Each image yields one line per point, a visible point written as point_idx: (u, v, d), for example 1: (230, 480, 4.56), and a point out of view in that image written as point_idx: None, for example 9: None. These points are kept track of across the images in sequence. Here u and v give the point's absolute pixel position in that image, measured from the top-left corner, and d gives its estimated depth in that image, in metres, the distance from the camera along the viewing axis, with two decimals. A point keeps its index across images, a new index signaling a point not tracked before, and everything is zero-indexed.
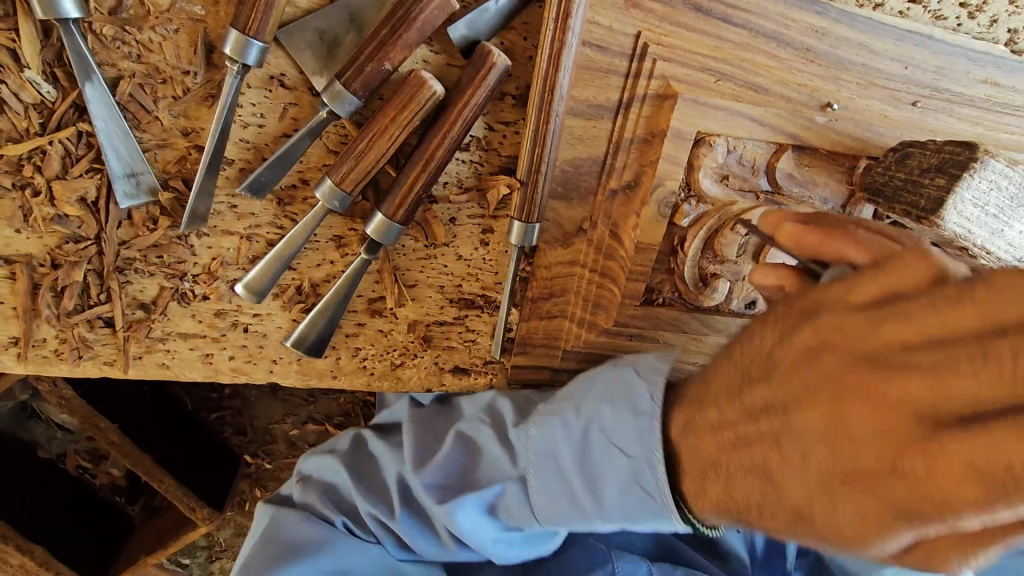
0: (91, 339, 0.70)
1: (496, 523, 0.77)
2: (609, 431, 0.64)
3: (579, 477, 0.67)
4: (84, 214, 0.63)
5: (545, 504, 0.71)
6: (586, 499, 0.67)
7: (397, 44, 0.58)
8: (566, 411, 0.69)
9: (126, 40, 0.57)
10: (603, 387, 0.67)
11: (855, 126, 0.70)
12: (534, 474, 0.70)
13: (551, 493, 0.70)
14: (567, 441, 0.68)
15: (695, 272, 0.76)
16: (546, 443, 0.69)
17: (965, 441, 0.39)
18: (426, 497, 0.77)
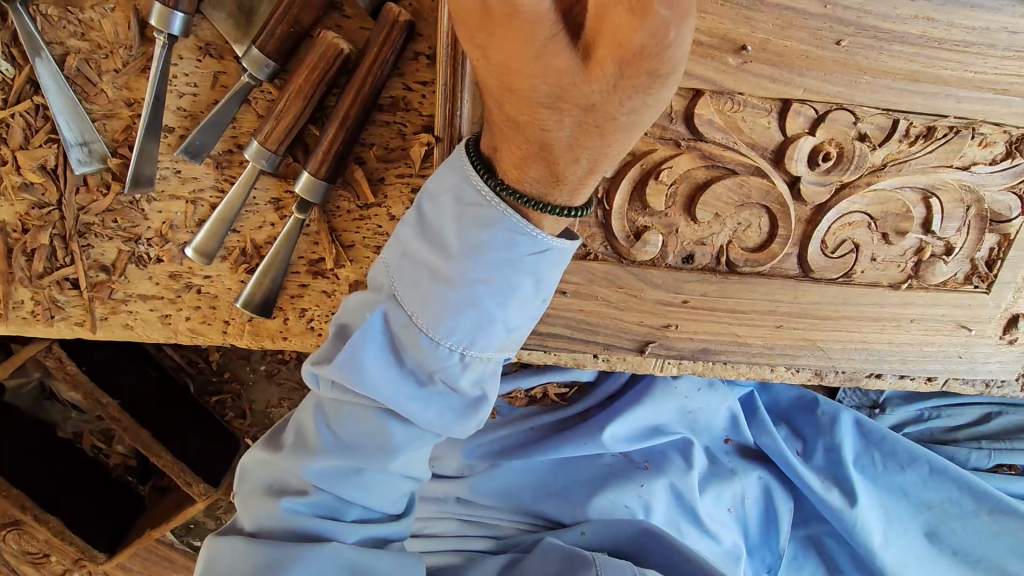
0: (61, 301, 0.77)
1: (438, 391, 0.64)
2: (462, 233, 0.58)
3: (483, 276, 0.58)
4: (46, 181, 0.70)
5: (466, 335, 0.60)
6: (501, 286, 0.59)
7: (304, 6, 0.63)
8: (437, 231, 0.60)
9: (71, 19, 0.64)
10: (445, 200, 0.59)
11: (773, 68, 0.70)
12: (435, 314, 0.60)
13: (485, 329, 0.60)
14: (484, 232, 0.57)
15: (626, 225, 0.76)
16: (432, 265, 0.60)
17: (596, 126, 0.50)
18: (383, 391, 0.63)
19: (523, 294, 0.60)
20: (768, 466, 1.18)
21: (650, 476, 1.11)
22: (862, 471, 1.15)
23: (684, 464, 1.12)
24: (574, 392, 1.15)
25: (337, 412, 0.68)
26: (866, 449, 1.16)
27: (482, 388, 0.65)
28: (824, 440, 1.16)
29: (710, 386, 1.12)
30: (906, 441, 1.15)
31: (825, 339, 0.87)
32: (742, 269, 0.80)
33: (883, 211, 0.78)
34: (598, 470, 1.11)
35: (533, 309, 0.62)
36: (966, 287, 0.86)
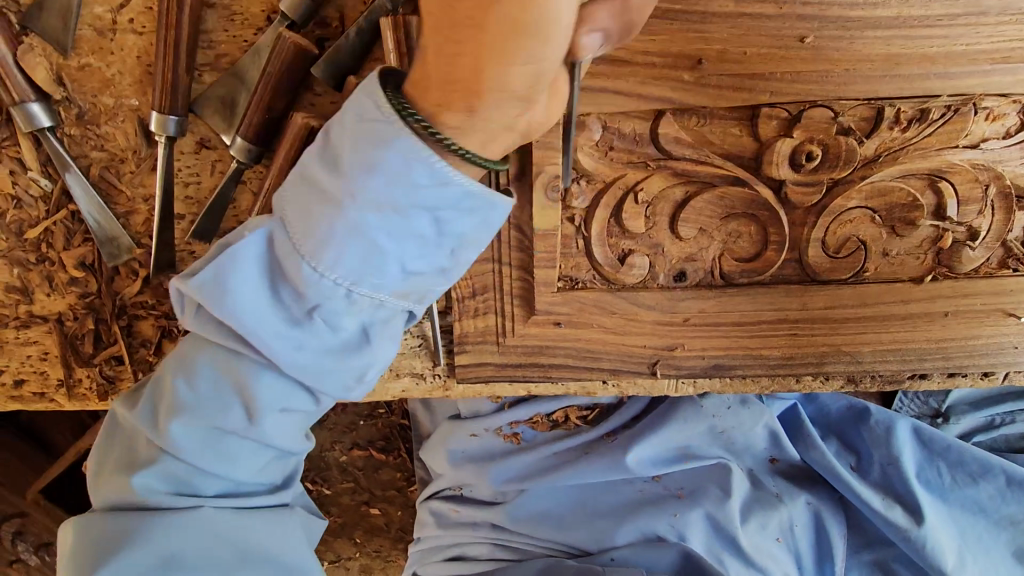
0: (111, 376, 0.87)
1: (320, 334, 0.61)
2: (358, 149, 0.55)
3: (365, 200, 0.55)
4: (87, 274, 0.81)
5: (354, 269, 0.58)
6: (393, 219, 0.56)
7: (273, 93, 0.69)
8: (333, 147, 0.58)
9: (91, 135, 0.74)
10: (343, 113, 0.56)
11: (734, 76, 0.68)
12: (319, 238, 0.58)
13: (369, 269, 0.58)
14: (387, 161, 0.54)
15: (609, 250, 0.76)
16: (319, 179, 0.58)
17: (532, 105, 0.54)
18: (257, 323, 0.60)
19: (410, 230, 0.57)
20: (818, 491, 1.13)
21: (685, 506, 1.08)
22: (928, 484, 1.09)
23: (723, 494, 1.08)
24: (596, 414, 1.15)
25: (194, 365, 0.66)
26: (930, 460, 1.10)
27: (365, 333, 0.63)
28: (880, 453, 1.10)
29: (740, 403, 1.10)
30: (975, 449, 1.09)
31: (850, 344, 0.82)
32: (739, 281, 0.78)
33: (886, 203, 0.73)
34: (629, 498, 1.11)
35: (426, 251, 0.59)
36: (1004, 273, 0.78)
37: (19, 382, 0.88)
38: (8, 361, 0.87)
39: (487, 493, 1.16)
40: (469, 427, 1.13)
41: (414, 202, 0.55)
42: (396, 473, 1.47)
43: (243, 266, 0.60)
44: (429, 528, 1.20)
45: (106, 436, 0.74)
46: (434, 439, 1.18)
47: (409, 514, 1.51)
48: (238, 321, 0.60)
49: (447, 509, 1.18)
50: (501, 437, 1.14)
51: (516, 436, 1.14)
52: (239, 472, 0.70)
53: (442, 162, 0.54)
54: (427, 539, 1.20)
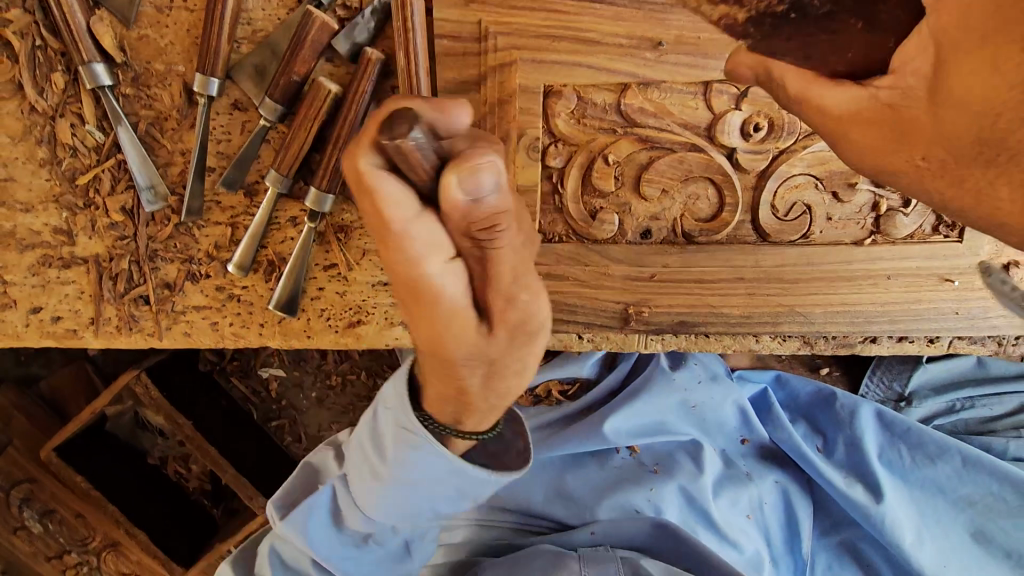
0: (137, 315, 0.97)
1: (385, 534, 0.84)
2: (394, 453, 0.69)
3: (408, 483, 0.72)
4: (125, 218, 0.92)
5: (404, 514, 0.77)
6: (433, 493, 0.73)
7: (298, 60, 0.81)
8: (378, 451, 0.73)
9: (142, 95, 0.87)
10: (386, 418, 0.70)
11: (688, 56, 0.80)
12: (377, 506, 0.77)
13: (408, 507, 0.76)
14: (423, 466, 0.68)
15: (583, 208, 0.86)
16: (374, 476, 0.74)
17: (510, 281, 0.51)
18: (337, 492, 0.84)
19: (459, 507, 0.78)
20: (785, 471, 1.20)
21: (661, 480, 1.13)
22: (891, 466, 1.15)
23: (694, 466, 1.14)
24: (578, 389, 1.23)
25: (287, 495, 0.89)
26: (892, 442, 1.15)
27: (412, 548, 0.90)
28: (844, 434, 1.17)
29: (709, 378, 1.18)
30: (934, 432, 1.14)
31: (803, 304, 0.90)
32: (699, 240, 0.87)
33: (827, 170, 0.84)
34: (608, 472, 1.16)
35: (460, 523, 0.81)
36: (936, 237, 0.88)
37: (54, 318, 0.98)
38: (48, 299, 0.97)
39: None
40: None
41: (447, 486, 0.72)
42: None
43: (318, 505, 0.84)
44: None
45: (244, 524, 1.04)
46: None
47: None
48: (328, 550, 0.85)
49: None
50: None
51: None
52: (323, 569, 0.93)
53: (455, 457, 0.67)
54: None
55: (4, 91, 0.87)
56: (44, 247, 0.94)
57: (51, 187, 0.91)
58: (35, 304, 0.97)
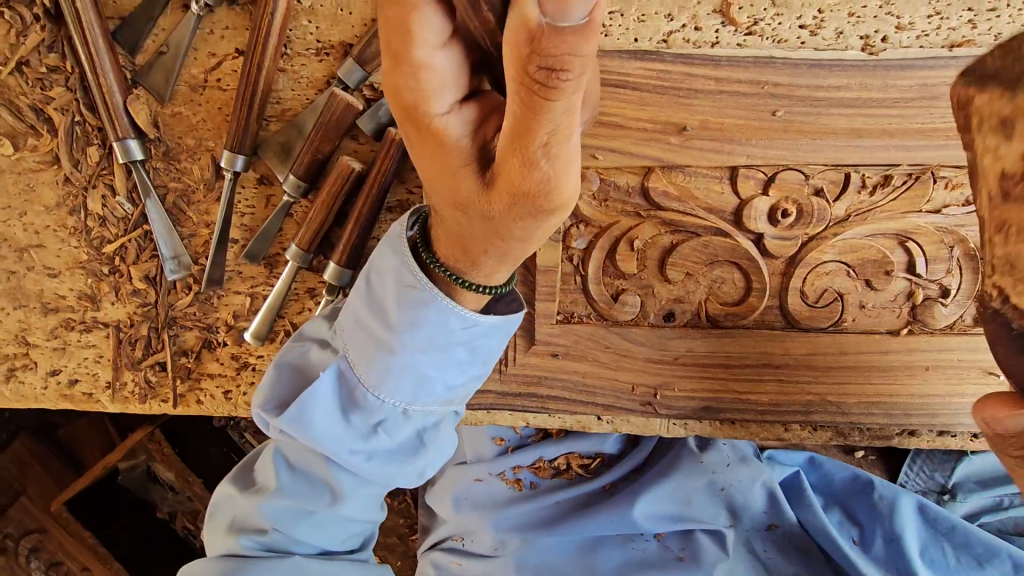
0: (152, 381, 0.97)
1: (378, 446, 0.79)
2: (398, 312, 0.70)
3: (405, 347, 0.71)
4: (147, 286, 0.93)
5: (404, 393, 0.75)
6: (435, 356, 0.72)
7: (323, 139, 0.82)
8: (374, 307, 0.73)
9: (173, 169, 0.89)
10: (383, 276, 0.71)
11: (712, 140, 0.79)
12: (375, 374, 0.74)
13: (459, 365, 0.74)
14: (436, 327, 0.70)
15: (604, 290, 0.84)
16: (375, 331, 0.73)
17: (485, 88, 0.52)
18: (321, 404, 0.77)
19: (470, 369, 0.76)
20: (810, 563, 1.12)
21: (688, 570, 1.10)
22: (932, 564, 1.06)
23: (720, 552, 1.10)
24: (597, 464, 1.17)
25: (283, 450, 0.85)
26: (935, 539, 1.08)
27: (420, 448, 0.80)
28: (883, 528, 1.09)
29: (738, 459, 1.13)
30: (981, 531, 1.07)
31: (835, 394, 0.86)
32: (724, 324, 0.84)
33: (859, 258, 0.80)
34: (630, 554, 1.13)
35: (464, 375, 0.76)
36: (977, 330, 0.82)
37: (72, 380, 0.98)
38: (67, 361, 0.98)
39: (491, 544, 1.16)
40: (475, 472, 1.16)
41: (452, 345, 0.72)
42: (400, 519, 1.55)
43: (316, 396, 0.77)
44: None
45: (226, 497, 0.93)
46: (439, 485, 1.20)
47: (409, 561, 1.56)
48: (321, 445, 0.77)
49: (451, 556, 1.19)
50: (505, 482, 1.16)
51: (519, 483, 1.16)
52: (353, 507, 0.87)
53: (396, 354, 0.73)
54: None
55: (43, 161, 0.90)
56: (67, 310, 0.96)
57: (78, 254, 0.93)
58: (54, 366, 0.98)
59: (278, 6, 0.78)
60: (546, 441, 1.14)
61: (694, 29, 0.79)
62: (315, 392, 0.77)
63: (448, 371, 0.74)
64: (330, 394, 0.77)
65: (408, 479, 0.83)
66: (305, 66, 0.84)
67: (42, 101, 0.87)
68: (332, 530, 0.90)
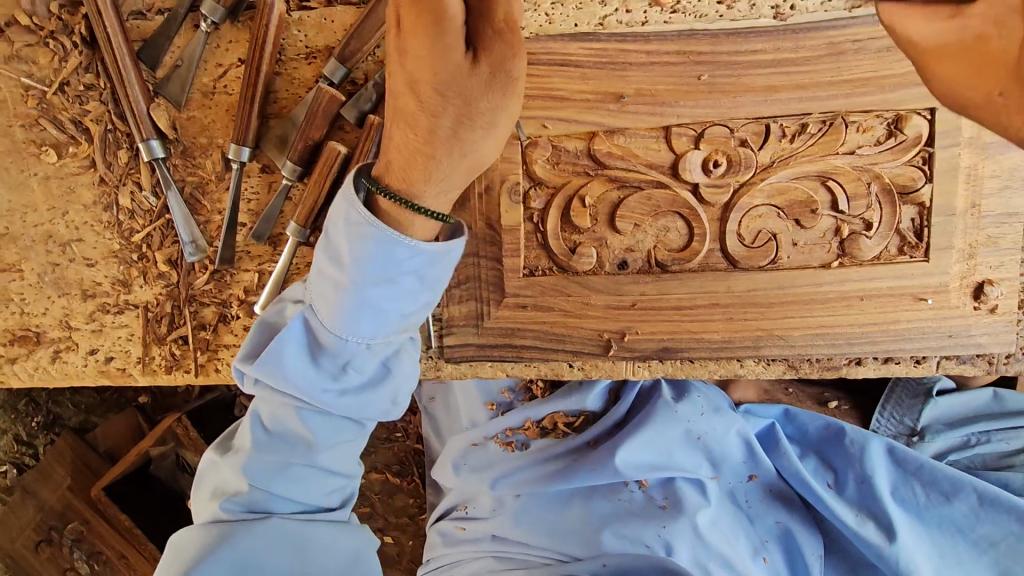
0: (176, 354, 1.10)
1: (347, 381, 0.87)
2: (352, 246, 0.78)
3: (360, 280, 0.79)
4: (171, 269, 1.07)
5: (365, 330, 0.83)
6: (389, 284, 0.80)
7: (313, 128, 0.95)
8: (335, 249, 0.81)
9: (190, 165, 1.04)
10: (336, 218, 0.80)
11: (646, 105, 0.90)
12: (339, 316, 0.82)
13: (409, 294, 0.82)
14: (386, 250, 0.77)
15: (563, 244, 0.95)
16: (336, 272, 0.81)
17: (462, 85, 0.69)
18: (294, 349, 0.86)
19: (421, 303, 0.84)
20: (791, 510, 1.19)
21: (671, 517, 1.15)
22: (903, 503, 1.13)
23: (701, 497, 1.17)
24: (582, 423, 1.26)
25: (264, 408, 0.91)
26: (905, 479, 1.14)
27: (386, 377, 0.88)
28: (854, 470, 1.16)
29: (713, 410, 1.20)
30: (948, 468, 1.12)
31: (780, 328, 0.94)
32: (673, 269, 0.94)
33: (787, 200, 0.90)
34: (619, 506, 1.19)
35: (416, 300, 0.83)
36: (902, 258, 0.90)
37: (108, 358, 1.12)
38: (103, 341, 1.12)
39: (490, 505, 1.25)
40: (469, 437, 1.26)
41: (404, 273, 0.80)
42: (410, 498, 1.63)
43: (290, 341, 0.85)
44: (440, 548, 1.30)
45: (201, 481, 0.99)
46: (441, 452, 1.30)
47: (420, 541, 1.64)
48: (298, 386, 0.85)
49: (456, 520, 1.28)
50: (498, 444, 1.25)
51: (510, 445, 1.24)
52: (326, 460, 0.93)
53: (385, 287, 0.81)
54: (437, 557, 1.30)
55: (82, 166, 1.05)
56: (103, 295, 1.10)
57: (112, 244, 1.08)
58: (93, 346, 1.12)
59: (271, 18, 0.93)
60: (530, 403, 1.22)
61: (626, 11, 0.91)
62: (284, 338, 0.85)
63: (401, 299, 0.82)
64: (295, 340, 0.86)
65: (379, 411, 0.90)
66: (297, 69, 0.99)
67: (81, 115, 1.03)
68: (315, 484, 0.95)
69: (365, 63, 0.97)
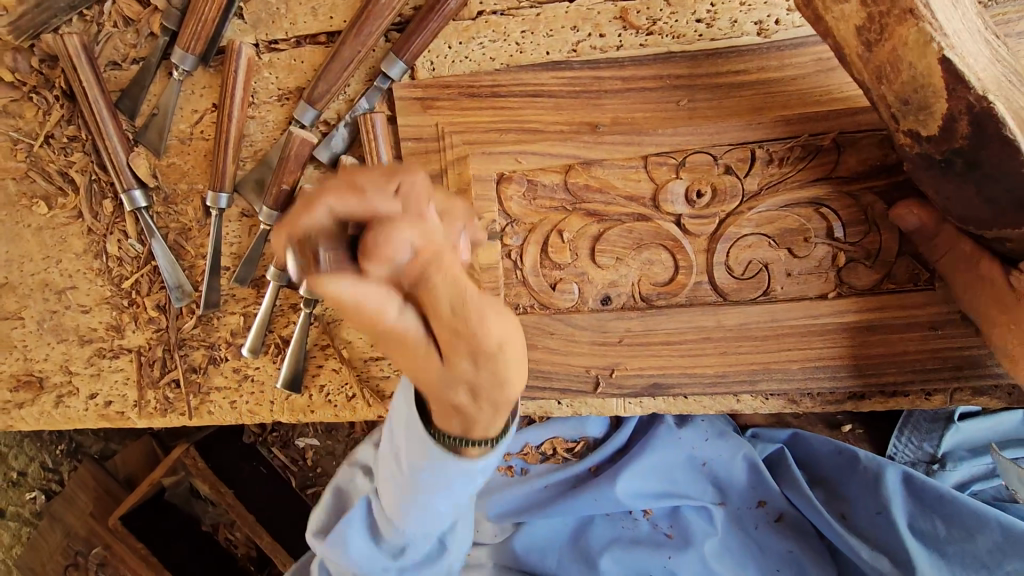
0: (170, 396, 1.11)
1: (414, 556, 0.91)
2: (409, 463, 0.73)
3: (419, 506, 0.77)
4: (160, 314, 1.08)
5: (422, 522, 0.80)
6: (441, 494, 0.74)
7: (286, 172, 0.94)
8: (394, 449, 0.78)
9: (172, 211, 1.04)
10: (398, 433, 0.76)
11: (623, 134, 0.86)
12: (396, 510, 0.81)
13: (466, 499, 0.76)
14: (445, 491, 0.73)
15: (543, 281, 0.92)
16: (393, 470, 0.78)
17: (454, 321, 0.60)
18: (362, 522, 0.90)
19: (482, 499, 0.79)
20: (801, 539, 1.13)
21: (678, 547, 1.12)
22: (924, 539, 1.05)
23: (709, 525, 1.13)
24: (582, 448, 1.21)
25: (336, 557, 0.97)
26: (925, 512, 1.07)
27: (443, 550, 0.93)
28: (871, 501, 1.09)
29: (717, 435, 1.16)
30: (968, 500, 1.04)
31: (777, 361, 0.89)
32: (659, 303, 0.90)
33: (777, 228, 0.85)
34: (622, 533, 1.15)
35: (467, 496, 0.76)
36: (906, 286, 0.84)
37: (107, 401, 1.14)
38: (102, 384, 1.14)
39: (492, 530, 1.20)
40: None
41: (463, 488, 0.73)
42: None
43: (357, 516, 0.90)
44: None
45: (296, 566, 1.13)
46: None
47: None
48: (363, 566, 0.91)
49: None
50: (499, 470, 1.21)
51: (509, 468, 1.20)
52: None
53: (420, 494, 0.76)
54: None
55: (71, 216, 1.07)
56: (99, 340, 1.12)
57: (104, 291, 1.09)
58: (92, 389, 1.14)
59: (239, 63, 0.92)
60: (530, 427, 1.18)
61: (598, 36, 0.87)
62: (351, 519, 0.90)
63: (448, 499, 0.77)
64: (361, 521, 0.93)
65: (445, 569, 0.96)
66: (270, 111, 0.98)
67: (66, 166, 1.04)
68: None
69: (335, 103, 0.96)
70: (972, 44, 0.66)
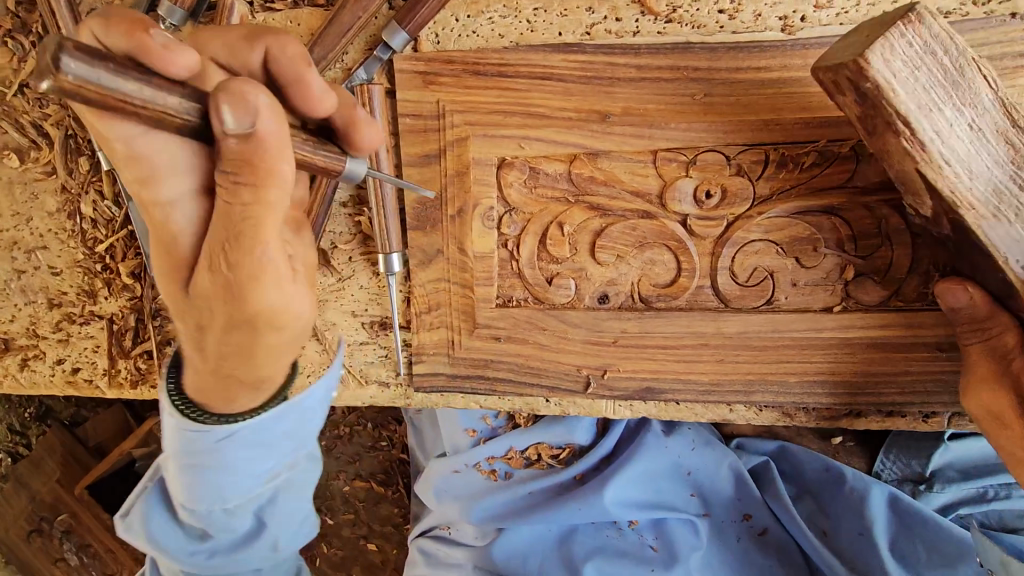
0: (141, 368, 1.06)
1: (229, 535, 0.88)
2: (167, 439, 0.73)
3: (222, 469, 0.74)
4: (135, 281, 1.03)
5: (237, 485, 0.77)
6: (245, 446, 0.74)
7: None
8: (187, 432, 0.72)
9: None
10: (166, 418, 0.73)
11: (633, 126, 0.82)
12: (201, 486, 0.76)
13: (263, 453, 0.76)
14: (216, 456, 0.73)
15: (539, 274, 0.88)
16: (185, 454, 0.73)
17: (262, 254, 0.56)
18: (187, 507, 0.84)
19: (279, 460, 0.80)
20: (783, 554, 1.11)
21: (662, 562, 1.08)
22: (904, 562, 1.05)
23: (696, 539, 1.10)
24: (568, 455, 1.17)
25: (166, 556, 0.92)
26: (908, 534, 1.06)
27: (265, 525, 0.89)
28: (853, 521, 1.08)
29: (704, 445, 1.13)
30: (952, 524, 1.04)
31: (774, 373, 0.86)
32: (657, 305, 0.86)
33: (786, 235, 0.82)
34: (607, 543, 1.11)
35: (269, 459, 0.78)
36: (912, 305, 0.81)
37: (75, 369, 1.09)
38: (70, 351, 1.09)
39: (473, 533, 1.17)
40: (451, 463, 1.17)
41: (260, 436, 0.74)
42: (394, 508, 1.60)
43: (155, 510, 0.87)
44: (418, 567, 1.20)
45: None
46: (422, 478, 1.22)
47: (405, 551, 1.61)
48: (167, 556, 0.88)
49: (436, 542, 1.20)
50: (480, 472, 1.17)
51: (493, 472, 1.16)
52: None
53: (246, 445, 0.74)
54: None
55: (43, 172, 1.01)
56: (69, 305, 1.07)
57: (76, 254, 1.04)
58: (60, 356, 1.09)
59: (230, 22, 0.87)
60: (516, 430, 1.15)
61: (615, 20, 0.82)
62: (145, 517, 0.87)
63: (265, 461, 0.77)
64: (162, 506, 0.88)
65: (268, 551, 0.92)
66: None
67: (41, 119, 0.98)
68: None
69: (331, 71, 0.90)
70: (972, 148, 0.65)
